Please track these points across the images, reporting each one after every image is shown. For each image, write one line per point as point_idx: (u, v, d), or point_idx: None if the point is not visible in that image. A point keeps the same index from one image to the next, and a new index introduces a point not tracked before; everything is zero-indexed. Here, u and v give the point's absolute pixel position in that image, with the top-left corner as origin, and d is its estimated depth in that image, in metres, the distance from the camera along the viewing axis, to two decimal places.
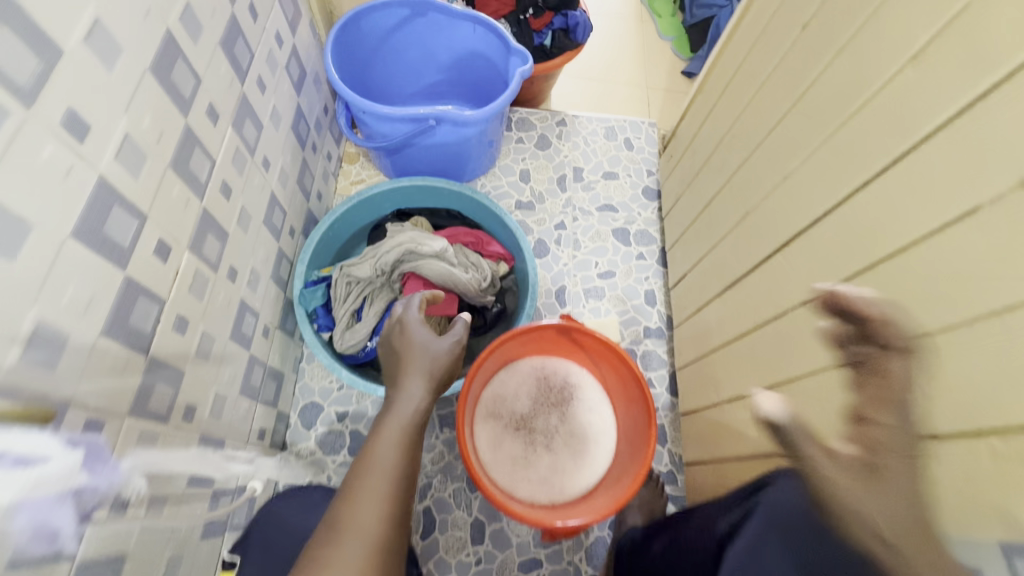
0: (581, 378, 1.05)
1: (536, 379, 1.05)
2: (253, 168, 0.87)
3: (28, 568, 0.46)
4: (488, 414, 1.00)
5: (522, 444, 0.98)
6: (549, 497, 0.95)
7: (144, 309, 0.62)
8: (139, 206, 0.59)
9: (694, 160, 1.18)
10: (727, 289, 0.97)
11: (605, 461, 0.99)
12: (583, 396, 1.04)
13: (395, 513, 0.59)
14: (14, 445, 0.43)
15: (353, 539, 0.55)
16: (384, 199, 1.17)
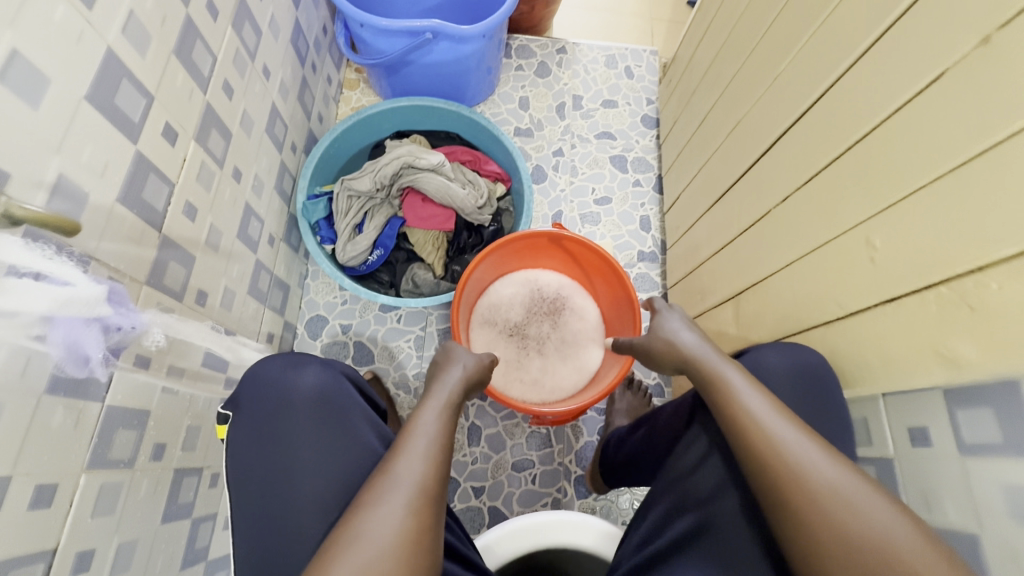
0: (572, 291, 1.12)
1: (529, 291, 1.11)
2: (254, 74, 0.90)
3: (67, 387, 0.53)
4: (484, 321, 1.08)
5: (515, 347, 1.06)
6: (539, 397, 1.03)
7: (156, 187, 0.66)
8: (146, 85, 0.62)
9: (690, 82, 1.18)
10: (716, 201, 0.99)
11: (592, 366, 1.05)
12: (573, 306, 1.11)
13: (437, 488, 0.57)
14: (51, 269, 0.50)
15: (395, 506, 0.54)
16: (383, 119, 1.19)
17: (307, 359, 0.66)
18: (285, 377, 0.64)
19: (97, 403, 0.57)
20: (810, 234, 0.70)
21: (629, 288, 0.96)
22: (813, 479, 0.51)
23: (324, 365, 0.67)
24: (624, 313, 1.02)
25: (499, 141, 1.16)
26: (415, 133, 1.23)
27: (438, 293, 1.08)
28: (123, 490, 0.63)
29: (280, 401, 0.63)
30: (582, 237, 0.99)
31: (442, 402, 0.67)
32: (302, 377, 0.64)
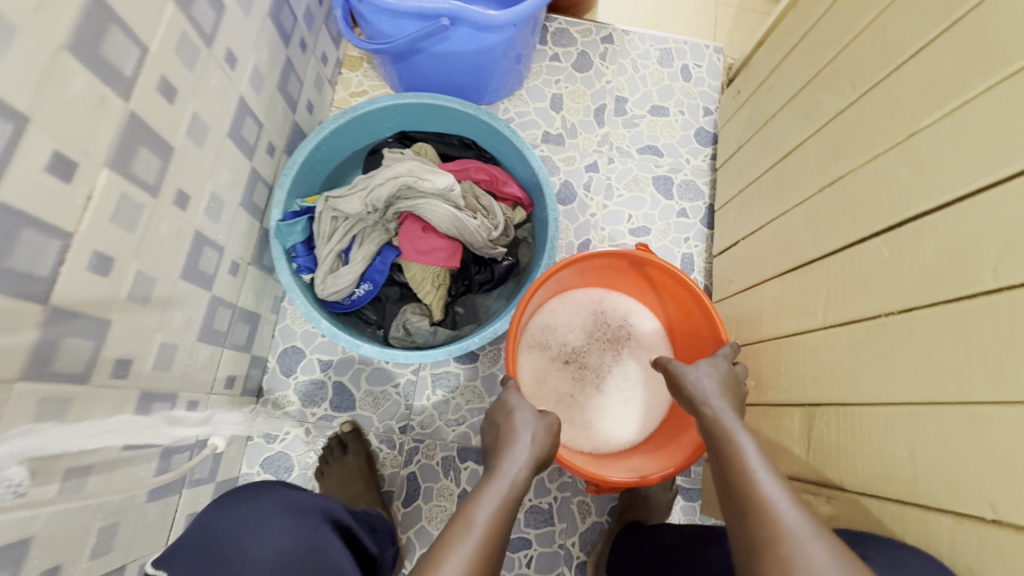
0: (642, 320, 0.91)
1: (592, 315, 0.91)
2: (212, 64, 0.69)
3: None
4: (535, 345, 0.88)
5: (567, 379, 0.87)
6: (591, 445, 0.84)
7: (37, 245, 0.47)
8: (13, 103, 0.42)
9: (767, 104, 0.95)
10: (791, 271, 0.78)
11: (655, 417, 0.86)
12: (641, 338, 0.90)
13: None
14: None
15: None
16: (383, 117, 0.97)
17: (266, 510, 0.60)
18: (244, 534, 0.58)
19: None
20: (948, 379, 0.50)
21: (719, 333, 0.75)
22: (810, 557, 0.41)
23: (295, 515, 0.61)
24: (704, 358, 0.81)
25: (523, 157, 0.95)
26: (423, 136, 1.02)
27: (435, 343, 0.90)
28: None
29: (227, 559, 0.56)
30: (670, 265, 0.78)
31: (504, 490, 0.55)
32: (268, 534, 0.57)
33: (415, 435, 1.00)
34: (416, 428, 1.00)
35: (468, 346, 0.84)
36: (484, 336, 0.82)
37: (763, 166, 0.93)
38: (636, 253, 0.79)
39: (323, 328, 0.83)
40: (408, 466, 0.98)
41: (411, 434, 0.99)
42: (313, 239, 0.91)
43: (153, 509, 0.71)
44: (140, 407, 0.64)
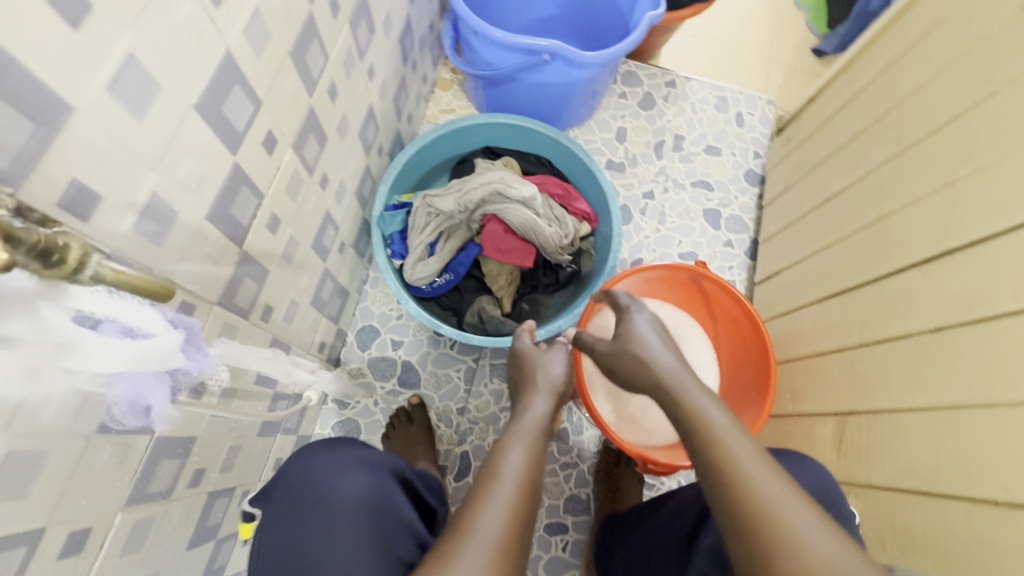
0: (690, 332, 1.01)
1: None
2: (359, 74, 0.83)
3: (119, 432, 0.47)
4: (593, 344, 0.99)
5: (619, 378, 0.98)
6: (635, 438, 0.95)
7: (245, 200, 0.59)
8: (257, 91, 0.56)
9: (817, 151, 1.06)
10: (831, 296, 0.88)
11: None
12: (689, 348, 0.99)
13: (518, 539, 0.49)
14: (129, 314, 0.41)
15: (474, 556, 0.46)
16: (475, 132, 1.10)
17: (350, 462, 0.70)
18: (330, 481, 0.68)
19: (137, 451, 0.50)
20: (974, 387, 0.59)
21: (767, 344, 0.85)
22: (789, 517, 0.45)
23: (369, 469, 0.71)
24: (750, 368, 0.90)
25: (594, 177, 1.07)
26: (506, 152, 1.15)
27: (503, 331, 1.00)
28: (156, 523, 0.58)
29: (315, 500, 0.67)
30: (726, 282, 0.89)
31: (529, 435, 0.61)
32: (348, 480, 0.68)
33: (471, 417, 1.10)
34: (473, 411, 1.10)
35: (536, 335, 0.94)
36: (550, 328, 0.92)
37: (810, 205, 1.03)
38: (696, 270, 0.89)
39: (409, 307, 0.94)
40: (462, 444, 1.08)
41: (467, 415, 1.09)
42: (406, 231, 1.04)
43: (260, 443, 0.81)
44: (271, 349, 0.76)
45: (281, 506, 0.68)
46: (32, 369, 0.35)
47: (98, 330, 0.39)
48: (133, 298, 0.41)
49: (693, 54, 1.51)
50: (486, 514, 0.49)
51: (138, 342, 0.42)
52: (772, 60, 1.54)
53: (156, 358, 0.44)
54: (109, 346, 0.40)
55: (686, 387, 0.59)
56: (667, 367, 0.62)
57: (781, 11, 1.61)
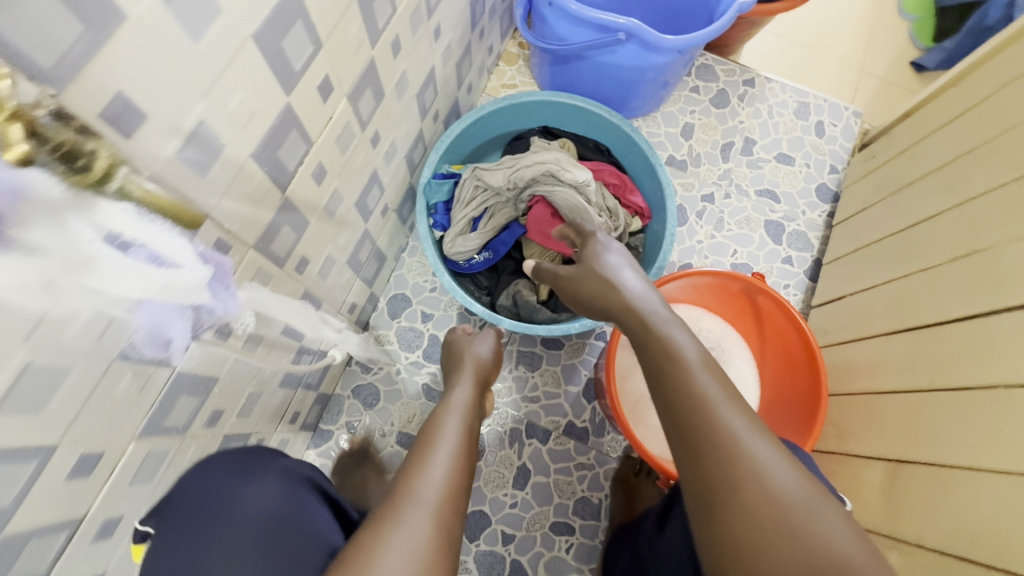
0: (734, 348, 0.94)
1: None
2: (425, 32, 0.80)
3: (142, 363, 0.47)
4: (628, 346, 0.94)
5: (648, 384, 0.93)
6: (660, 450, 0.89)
7: (294, 144, 0.58)
8: (319, 31, 0.53)
9: (906, 171, 0.96)
10: (902, 330, 0.79)
11: None
12: (731, 365, 0.92)
13: (460, 503, 0.45)
14: (155, 240, 0.42)
15: (416, 519, 0.41)
16: (535, 109, 1.06)
17: (266, 469, 0.58)
18: (233, 492, 0.54)
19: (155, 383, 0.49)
20: None
21: (819, 372, 0.78)
22: (762, 458, 0.43)
23: (286, 487, 0.57)
24: (796, 397, 0.84)
25: (653, 170, 1.01)
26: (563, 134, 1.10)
27: (536, 318, 0.96)
28: (168, 458, 0.58)
29: (212, 519, 0.52)
30: (783, 298, 0.82)
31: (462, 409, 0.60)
32: (254, 494, 0.54)
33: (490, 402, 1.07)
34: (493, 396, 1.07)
35: (570, 328, 0.89)
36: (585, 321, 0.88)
37: (891, 228, 0.93)
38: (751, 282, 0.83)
39: (443, 280, 0.91)
40: None
41: None
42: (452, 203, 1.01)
43: (279, 395, 0.81)
44: (301, 302, 0.74)
45: (175, 523, 0.52)
46: (59, 285, 0.36)
47: (127, 252, 0.40)
48: (158, 222, 0.42)
49: (778, 55, 1.41)
50: (428, 482, 0.45)
51: (161, 270, 0.43)
52: (864, 69, 1.41)
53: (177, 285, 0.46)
54: (133, 267, 0.40)
55: (652, 313, 0.57)
56: (636, 291, 0.61)
57: (882, 18, 1.48)
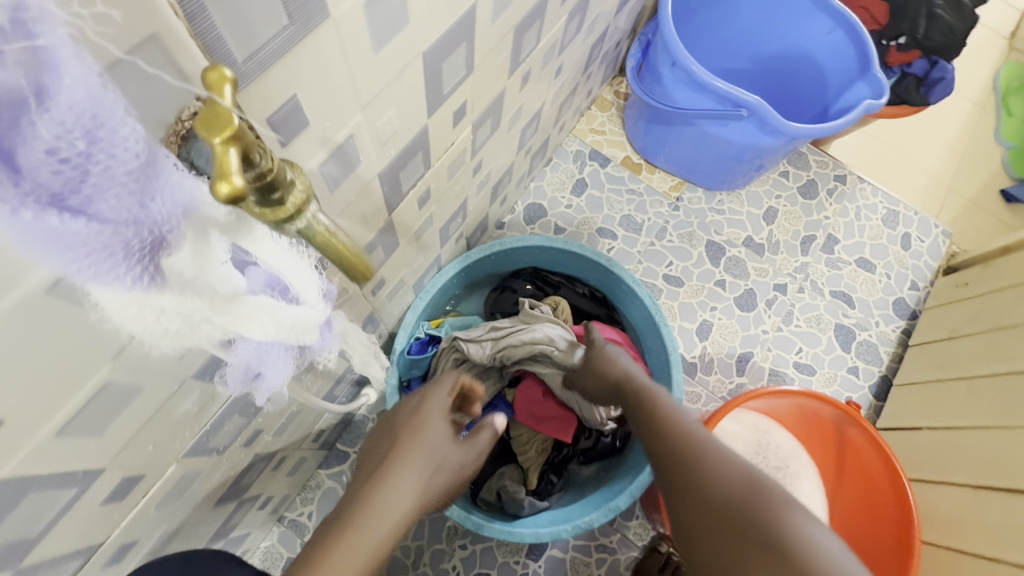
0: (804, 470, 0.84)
1: (756, 442, 0.83)
2: (550, 69, 0.76)
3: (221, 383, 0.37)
4: None
5: None
6: None
7: (415, 168, 0.53)
8: (476, 56, 0.49)
9: (1008, 311, 0.90)
10: (989, 488, 0.74)
11: None
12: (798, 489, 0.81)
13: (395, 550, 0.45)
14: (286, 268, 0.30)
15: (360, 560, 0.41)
16: (528, 254, 0.95)
17: None
18: None
19: (227, 393, 0.45)
20: None
21: (911, 523, 0.71)
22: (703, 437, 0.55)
23: None
24: (884, 551, 0.74)
25: (657, 329, 0.90)
26: (557, 277, 0.99)
27: (524, 515, 0.83)
28: (199, 479, 0.51)
29: None
30: (880, 436, 0.76)
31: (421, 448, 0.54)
32: None
33: None
34: None
35: (560, 530, 0.78)
36: (577, 524, 0.78)
37: (982, 370, 0.88)
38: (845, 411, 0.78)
39: None
40: None
41: None
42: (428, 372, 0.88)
43: (314, 415, 0.74)
44: (364, 323, 0.69)
45: None
46: (194, 321, 0.26)
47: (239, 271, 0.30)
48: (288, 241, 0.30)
49: (869, 155, 1.36)
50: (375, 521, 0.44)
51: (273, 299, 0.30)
52: (954, 187, 1.36)
53: (289, 321, 0.32)
54: (260, 304, 0.30)
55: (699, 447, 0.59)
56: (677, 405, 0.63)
57: (978, 140, 1.44)
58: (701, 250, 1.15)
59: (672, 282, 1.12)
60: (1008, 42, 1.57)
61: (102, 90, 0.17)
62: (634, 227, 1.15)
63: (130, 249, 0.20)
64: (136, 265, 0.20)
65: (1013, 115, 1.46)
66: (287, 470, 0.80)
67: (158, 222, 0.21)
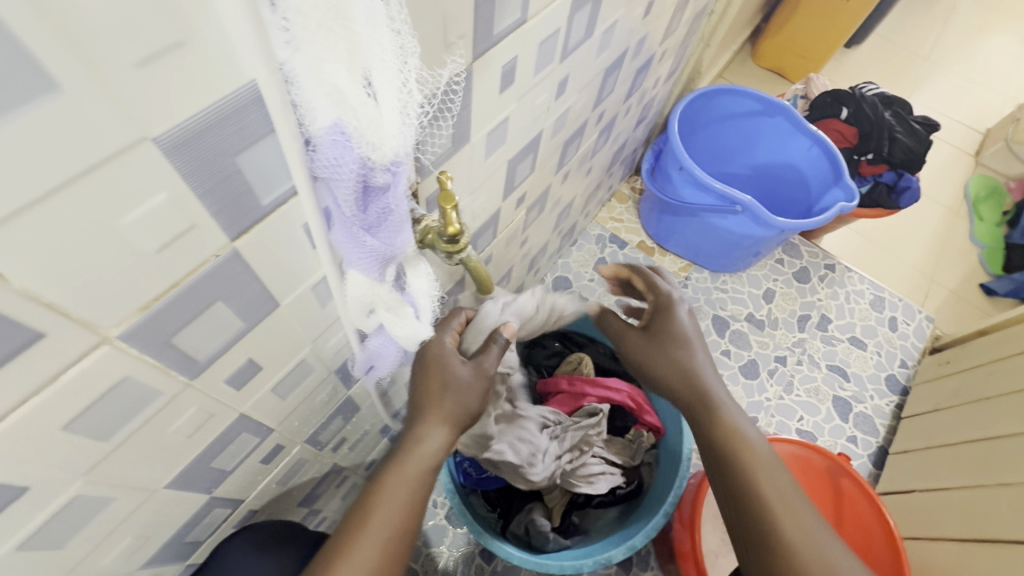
0: None
1: None
2: (583, 169, 0.97)
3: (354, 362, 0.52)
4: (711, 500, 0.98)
5: (719, 538, 0.98)
6: None
7: (486, 236, 0.71)
8: (537, 160, 0.69)
9: (982, 386, 1.02)
10: (981, 540, 0.82)
11: None
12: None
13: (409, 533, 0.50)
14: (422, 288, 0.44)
15: (372, 547, 0.47)
16: None
17: None
18: None
19: (343, 392, 0.59)
20: None
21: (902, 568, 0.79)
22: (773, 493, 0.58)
23: None
24: None
25: None
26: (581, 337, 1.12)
27: (548, 550, 0.91)
28: (302, 470, 0.64)
29: None
30: (868, 485, 0.86)
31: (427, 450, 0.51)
32: None
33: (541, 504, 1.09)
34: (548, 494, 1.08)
35: (583, 564, 0.85)
36: (598, 559, 0.85)
37: (965, 437, 0.98)
38: (834, 460, 0.89)
39: (454, 503, 0.88)
40: None
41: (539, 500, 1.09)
42: None
43: (374, 440, 0.86)
44: None
45: None
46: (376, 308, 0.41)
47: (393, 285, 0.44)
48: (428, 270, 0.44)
49: (857, 248, 1.55)
50: (382, 510, 0.49)
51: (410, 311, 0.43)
52: (936, 279, 1.52)
53: (413, 326, 0.43)
54: (404, 315, 0.42)
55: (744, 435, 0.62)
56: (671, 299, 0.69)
57: (954, 239, 1.62)
58: (708, 323, 1.30)
59: None
60: (974, 159, 1.82)
61: (404, 194, 0.33)
62: None
63: (380, 259, 0.36)
64: (376, 268, 0.36)
65: (984, 220, 1.65)
66: (341, 494, 0.91)
67: (396, 247, 0.37)
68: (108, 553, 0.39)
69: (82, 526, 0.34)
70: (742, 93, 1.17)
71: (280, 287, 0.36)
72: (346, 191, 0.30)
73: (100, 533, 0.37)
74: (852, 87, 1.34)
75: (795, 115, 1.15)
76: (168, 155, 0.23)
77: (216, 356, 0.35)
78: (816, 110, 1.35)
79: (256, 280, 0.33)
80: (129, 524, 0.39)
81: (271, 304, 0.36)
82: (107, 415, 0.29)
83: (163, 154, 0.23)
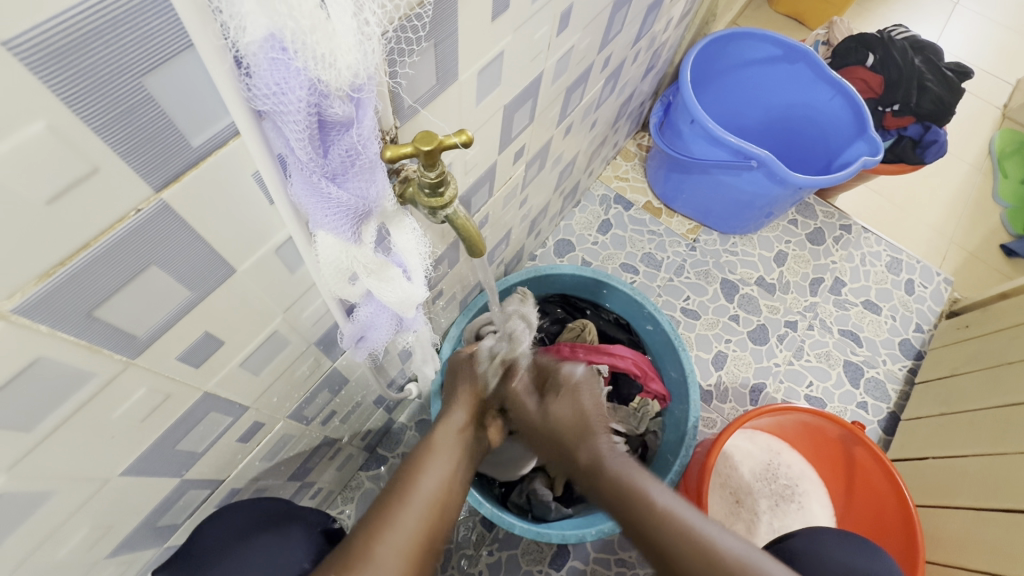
0: (814, 489, 0.92)
1: (765, 462, 0.93)
2: (587, 121, 0.90)
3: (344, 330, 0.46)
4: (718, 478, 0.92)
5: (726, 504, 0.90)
6: None
7: (481, 195, 0.65)
8: (536, 108, 0.62)
9: (1004, 349, 0.98)
10: (998, 510, 0.79)
11: None
12: (807, 508, 0.90)
13: (450, 508, 0.47)
14: (411, 248, 0.38)
15: (415, 518, 0.43)
16: (559, 281, 1.04)
17: None
18: None
19: (328, 364, 0.55)
20: None
21: (915, 536, 0.76)
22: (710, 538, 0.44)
23: None
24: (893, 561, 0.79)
25: (676, 353, 0.97)
26: (584, 303, 1.10)
27: (551, 519, 0.90)
28: (288, 445, 0.61)
29: None
30: (882, 454, 0.82)
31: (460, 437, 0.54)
32: None
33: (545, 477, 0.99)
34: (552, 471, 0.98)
35: (586, 535, 0.82)
36: (601, 528, 0.82)
37: (982, 403, 0.94)
38: (847, 426, 0.84)
39: None
40: None
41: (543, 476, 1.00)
42: None
43: (369, 410, 0.83)
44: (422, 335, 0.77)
45: None
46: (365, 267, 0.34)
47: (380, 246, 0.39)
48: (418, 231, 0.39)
49: (872, 208, 1.48)
50: (428, 476, 0.48)
51: (397, 270, 0.37)
52: (955, 242, 1.45)
53: (400, 285, 0.37)
54: (394, 277, 0.36)
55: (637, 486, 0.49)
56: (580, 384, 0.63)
57: (977, 198, 1.54)
58: (717, 287, 1.25)
59: (689, 315, 1.22)
60: (1001, 111, 1.71)
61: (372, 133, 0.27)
62: (654, 264, 1.26)
63: (353, 215, 0.30)
64: (350, 226, 0.31)
65: (1009, 177, 1.57)
66: (337, 465, 0.87)
67: (370, 202, 0.31)
68: (63, 546, 0.36)
69: (19, 523, 0.30)
70: (760, 37, 1.08)
71: (233, 250, 0.31)
72: (294, 127, 0.24)
73: (47, 527, 0.33)
74: (879, 31, 1.23)
75: (817, 61, 1.06)
76: (35, 67, 0.17)
77: (161, 331, 0.30)
78: (838, 57, 1.25)
79: (198, 240, 0.28)
80: (83, 514, 0.35)
81: (225, 269, 0.31)
82: (23, 399, 0.25)
83: (30, 68, 0.17)
